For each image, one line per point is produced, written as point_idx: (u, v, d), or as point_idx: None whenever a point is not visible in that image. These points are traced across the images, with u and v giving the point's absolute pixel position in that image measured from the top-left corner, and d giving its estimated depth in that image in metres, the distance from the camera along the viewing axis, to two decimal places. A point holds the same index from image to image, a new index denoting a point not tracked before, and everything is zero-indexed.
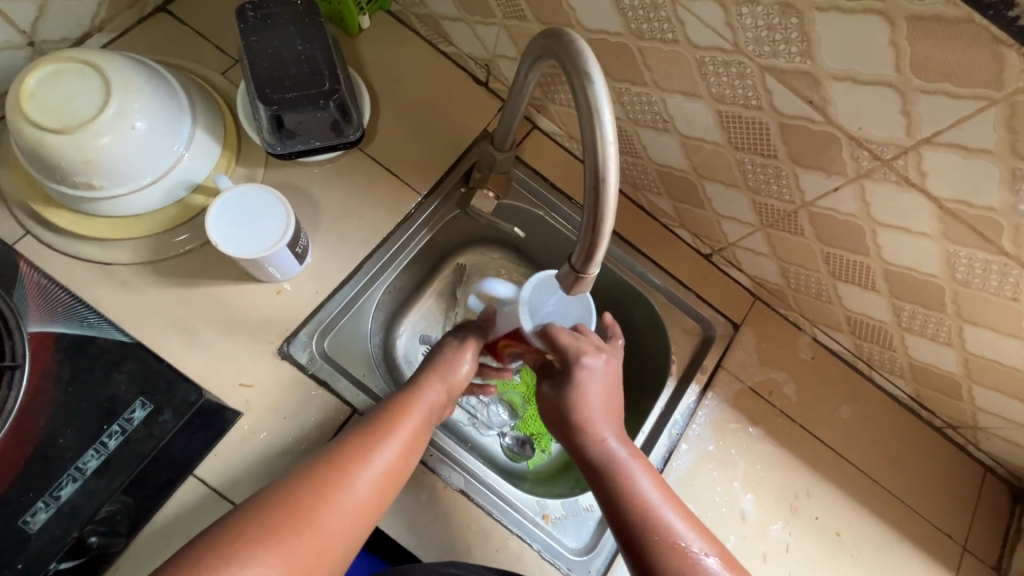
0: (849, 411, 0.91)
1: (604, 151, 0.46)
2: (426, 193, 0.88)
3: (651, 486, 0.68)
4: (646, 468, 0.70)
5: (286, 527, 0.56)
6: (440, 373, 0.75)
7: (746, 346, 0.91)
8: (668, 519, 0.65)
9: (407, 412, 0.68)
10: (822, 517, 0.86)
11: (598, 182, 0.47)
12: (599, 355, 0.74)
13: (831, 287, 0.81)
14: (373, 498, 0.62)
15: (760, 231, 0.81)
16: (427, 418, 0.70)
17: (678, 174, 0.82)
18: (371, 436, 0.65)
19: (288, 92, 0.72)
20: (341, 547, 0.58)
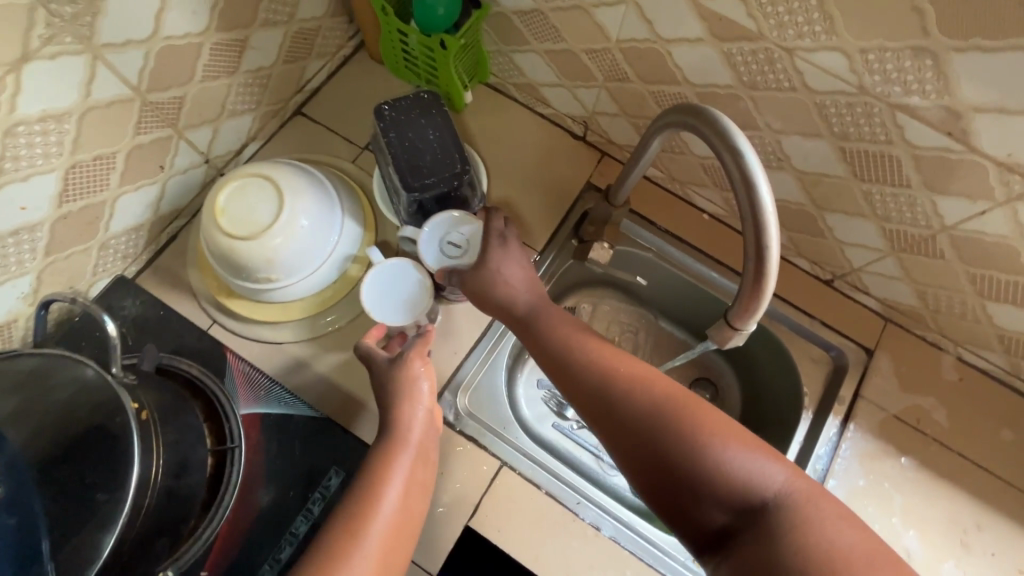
0: (1012, 433, 0.85)
1: (766, 215, 0.49)
2: (541, 250, 0.94)
3: (570, 326, 0.66)
4: (558, 311, 0.68)
5: None
6: (412, 403, 0.67)
7: (882, 373, 0.88)
8: (607, 362, 0.61)
9: (402, 462, 0.63)
10: (999, 552, 0.80)
11: (761, 243, 0.50)
12: (513, 237, 0.76)
13: (979, 306, 0.77)
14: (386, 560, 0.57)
15: (891, 255, 0.79)
16: (414, 459, 0.64)
17: (795, 208, 0.83)
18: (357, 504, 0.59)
19: (426, 178, 0.80)
20: None
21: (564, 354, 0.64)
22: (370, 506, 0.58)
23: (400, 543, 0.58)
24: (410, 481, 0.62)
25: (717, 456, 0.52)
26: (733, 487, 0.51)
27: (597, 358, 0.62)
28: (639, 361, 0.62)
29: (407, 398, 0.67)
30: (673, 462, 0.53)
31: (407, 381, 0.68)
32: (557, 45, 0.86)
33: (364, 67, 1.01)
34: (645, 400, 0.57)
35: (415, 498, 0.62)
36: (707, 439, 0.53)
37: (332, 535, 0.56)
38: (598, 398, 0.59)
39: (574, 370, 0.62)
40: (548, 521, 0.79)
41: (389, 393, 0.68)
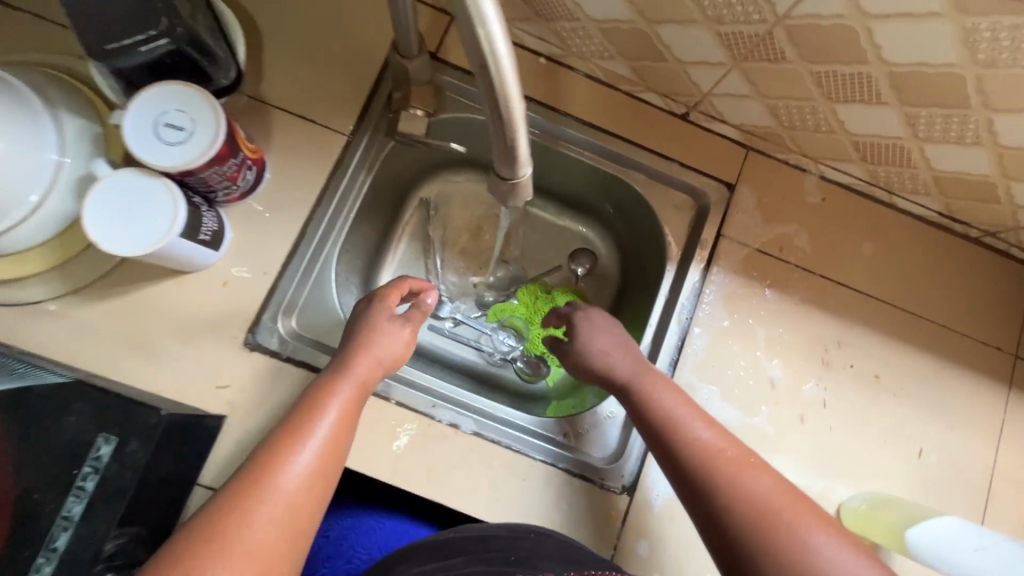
0: (872, 245, 0.83)
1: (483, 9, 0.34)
2: (351, 130, 0.78)
3: (676, 398, 0.67)
4: (663, 383, 0.69)
5: (269, 518, 0.51)
6: (369, 349, 0.66)
7: (745, 207, 0.82)
8: (699, 433, 0.63)
9: (346, 389, 0.62)
10: (858, 363, 0.80)
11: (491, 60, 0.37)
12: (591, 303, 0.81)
13: (830, 113, 0.69)
14: (327, 466, 0.56)
15: (734, 69, 0.68)
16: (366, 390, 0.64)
17: (626, 27, 0.69)
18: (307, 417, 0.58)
19: (120, 40, 0.58)
20: (301, 512, 0.53)
21: (655, 425, 0.65)
22: (312, 414, 0.59)
23: (336, 459, 0.58)
24: (351, 404, 0.61)
25: (790, 529, 0.53)
26: (795, 557, 0.51)
27: (688, 433, 0.63)
28: (726, 434, 0.63)
29: (369, 346, 0.66)
30: (742, 530, 0.55)
31: (369, 332, 0.68)
32: None
33: None
34: (729, 470, 0.58)
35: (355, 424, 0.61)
36: (782, 513, 0.54)
37: (278, 437, 0.56)
38: (681, 463, 0.61)
39: (664, 439, 0.64)
40: (403, 432, 0.73)
41: (347, 347, 0.67)
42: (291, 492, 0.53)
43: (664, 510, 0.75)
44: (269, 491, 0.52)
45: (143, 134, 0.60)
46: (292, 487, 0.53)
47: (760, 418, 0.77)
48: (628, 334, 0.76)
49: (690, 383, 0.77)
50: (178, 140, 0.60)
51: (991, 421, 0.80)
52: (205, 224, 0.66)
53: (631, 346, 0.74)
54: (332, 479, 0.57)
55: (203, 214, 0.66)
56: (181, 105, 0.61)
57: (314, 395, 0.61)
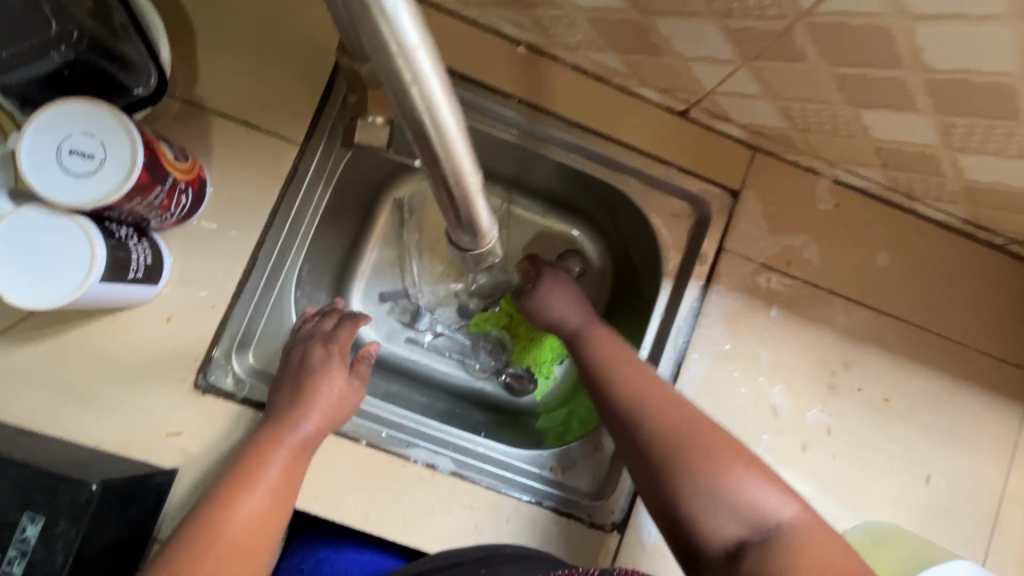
0: (888, 256, 0.75)
1: (442, 127, 0.37)
2: (304, 138, 0.68)
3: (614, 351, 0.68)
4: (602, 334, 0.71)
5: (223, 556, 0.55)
6: (308, 396, 0.64)
7: (750, 216, 0.74)
8: (637, 383, 0.64)
9: (290, 441, 0.61)
10: (867, 386, 0.74)
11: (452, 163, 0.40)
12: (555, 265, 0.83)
13: (852, 118, 0.60)
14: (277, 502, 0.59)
15: (743, 67, 0.58)
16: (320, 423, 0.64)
17: (617, 17, 0.59)
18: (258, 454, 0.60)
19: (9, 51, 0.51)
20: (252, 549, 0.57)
21: (600, 370, 0.66)
22: (250, 467, 0.59)
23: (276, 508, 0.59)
24: (290, 456, 0.61)
25: (714, 468, 0.55)
26: (720, 498, 0.54)
27: (629, 376, 0.65)
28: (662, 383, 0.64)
29: (314, 393, 0.64)
30: (667, 465, 0.57)
31: (314, 371, 0.66)
32: None
33: None
34: (662, 414, 0.60)
35: (296, 470, 0.61)
36: (711, 457, 0.56)
37: (219, 495, 0.58)
38: (618, 413, 0.63)
39: (603, 390, 0.65)
40: (375, 476, 0.67)
41: (290, 391, 0.65)
42: (240, 531, 0.57)
43: (657, 547, 0.70)
44: (214, 549, 0.55)
45: (45, 160, 0.50)
46: (242, 524, 0.57)
47: (760, 448, 0.72)
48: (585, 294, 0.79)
49: None
50: (88, 167, 0.51)
51: (1004, 444, 0.76)
52: (135, 260, 0.58)
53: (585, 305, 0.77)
54: (275, 530, 0.59)
55: (131, 248, 0.57)
56: (90, 124, 0.51)
57: (254, 446, 0.61)
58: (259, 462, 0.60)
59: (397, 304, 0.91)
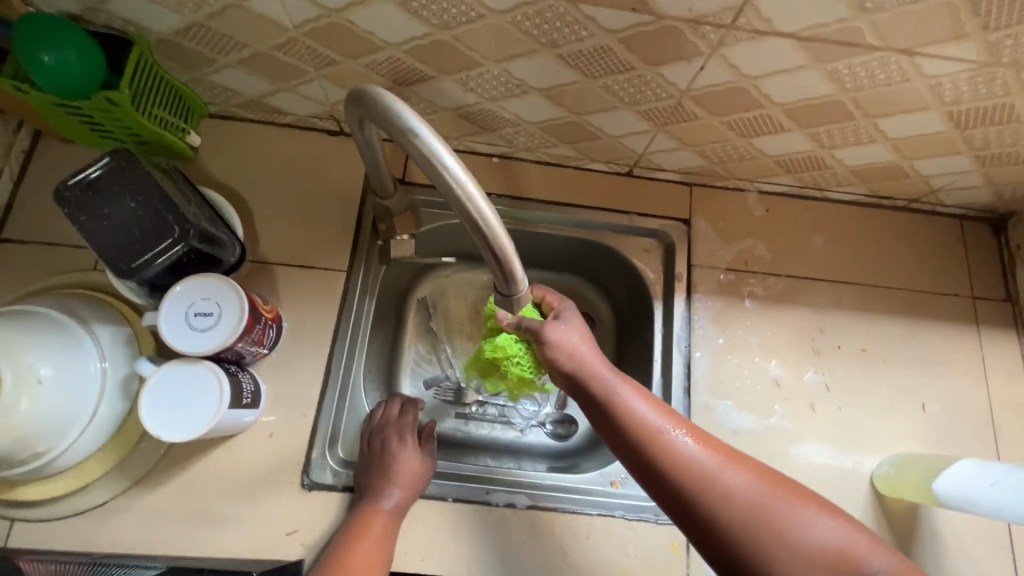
0: (822, 237, 0.94)
1: (468, 193, 0.52)
2: (348, 265, 0.87)
3: (642, 398, 0.62)
4: (625, 381, 0.64)
5: None
6: (390, 476, 0.75)
7: (704, 235, 0.92)
8: (673, 436, 0.59)
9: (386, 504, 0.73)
10: (845, 342, 0.89)
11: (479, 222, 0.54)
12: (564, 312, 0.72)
13: (749, 145, 0.81)
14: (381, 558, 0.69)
15: (659, 132, 0.80)
16: (405, 484, 0.75)
17: (560, 121, 0.80)
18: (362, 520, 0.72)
19: (142, 253, 0.68)
20: None
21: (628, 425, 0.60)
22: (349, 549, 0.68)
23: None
24: (385, 526, 0.72)
25: (755, 508, 0.55)
26: (745, 524, 0.54)
27: (655, 425, 0.60)
28: (687, 420, 0.61)
29: (393, 467, 0.76)
30: (705, 510, 0.56)
31: (386, 457, 0.77)
32: (244, 52, 0.74)
33: (55, 156, 0.84)
34: (693, 457, 0.58)
35: (386, 543, 0.71)
36: (749, 508, 0.55)
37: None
38: (646, 459, 0.59)
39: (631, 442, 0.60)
40: (466, 526, 0.78)
41: (371, 474, 0.76)
42: None
43: None
44: None
45: (175, 328, 0.67)
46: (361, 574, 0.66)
47: (776, 417, 0.84)
48: (592, 338, 0.69)
49: (706, 405, 0.84)
50: (207, 325, 0.68)
51: (973, 361, 0.89)
52: (245, 388, 0.73)
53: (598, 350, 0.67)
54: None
55: (241, 379, 0.73)
56: (208, 291, 0.69)
57: (355, 517, 0.72)
58: (357, 535, 0.70)
59: (442, 387, 1.05)
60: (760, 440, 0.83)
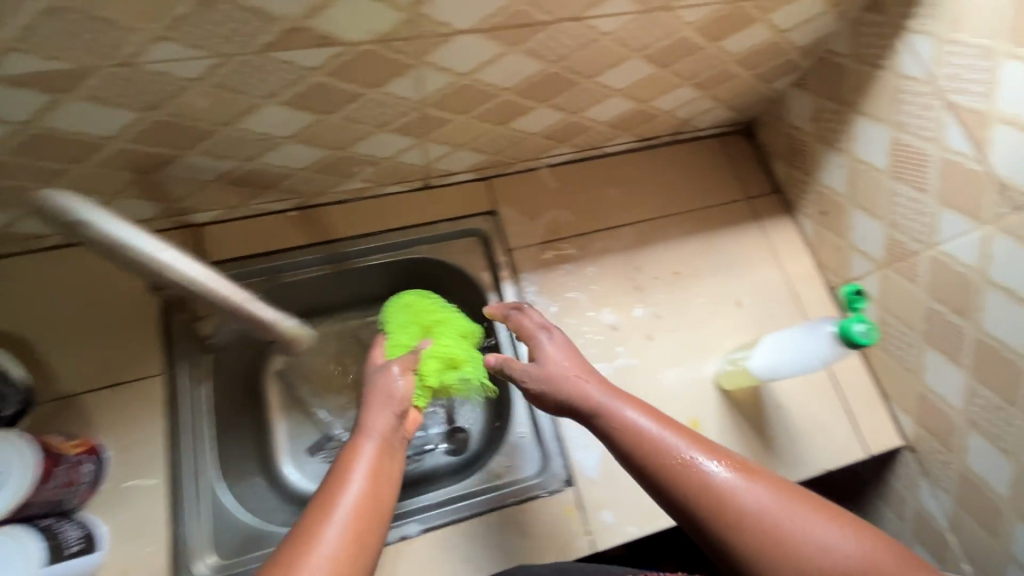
0: (613, 188, 1.03)
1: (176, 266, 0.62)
2: (165, 367, 0.82)
3: (649, 422, 0.60)
4: (632, 400, 0.63)
5: None
6: (373, 401, 0.68)
7: (512, 219, 0.98)
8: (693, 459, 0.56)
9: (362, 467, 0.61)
10: (659, 271, 0.98)
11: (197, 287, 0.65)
12: (547, 328, 0.71)
13: (510, 129, 0.87)
14: (348, 536, 0.55)
15: (424, 142, 0.84)
16: (387, 453, 0.64)
17: (329, 159, 0.82)
18: (327, 494, 0.58)
19: None
20: None
21: (640, 453, 0.58)
22: (330, 499, 0.58)
23: (361, 545, 0.55)
24: (368, 499, 0.59)
25: (774, 526, 0.51)
26: (770, 547, 0.50)
27: (670, 444, 0.57)
28: (702, 440, 0.58)
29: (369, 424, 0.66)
30: (722, 532, 0.52)
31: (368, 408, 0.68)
32: None
33: None
34: (709, 478, 0.54)
35: (382, 487, 0.61)
36: (768, 524, 0.51)
37: (295, 532, 0.55)
38: (660, 481, 0.56)
39: (643, 465, 0.58)
40: None
41: (347, 448, 0.64)
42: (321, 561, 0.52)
43: (604, 475, 0.84)
44: None
45: None
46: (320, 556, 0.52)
47: (622, 358, 0.91)
48: (581, 356, 0.68)
49: None
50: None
51: (764, 251, 1.02)
52: (69, 537, 0.67)
53: (588, 370, 0.66)
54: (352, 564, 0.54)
55: (61, 530, 0.66)
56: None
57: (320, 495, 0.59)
58: (342, 485, 0.59)
59: (326, 448, 1.02)
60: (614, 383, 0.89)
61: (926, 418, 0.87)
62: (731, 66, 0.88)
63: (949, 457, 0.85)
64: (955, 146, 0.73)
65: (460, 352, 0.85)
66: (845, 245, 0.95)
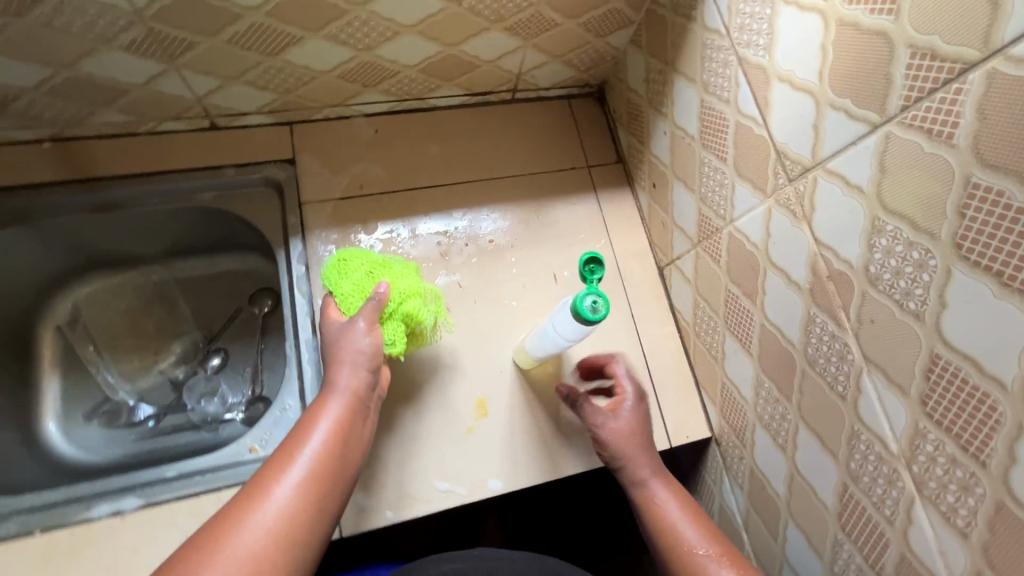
0: (437, 144, 0.93)
1: None
2: None
3: (679, 508, 0.69)
4: (667, 484, 0.72)
5: (250, 546, 0.53)
6: (345, 357, 0.67)
7: (312, 170, 0.88)
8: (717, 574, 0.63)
9: (323, 426, 0.63)
10: (474, 238, 0.89)
11: None
12: (620, 407, 0.76)
13: (287, 64, 0.77)
14: (307, 494, 0.58)
15: (179, 70, 0.74)
16: (354, 409, 0.65)
17: (59, 80, 0.71)
18: (291, 447, 0.61)
19: None
20: (282, 537, 0.55)
21: (669, 543, 0.67)
22: (295, 450, 0.61)
23: (317, 501, 0.59)
24: (336, 459, 0.62)
25: None
26: None
27: (694, 545, 0.66)
28: (737, 562, 0.64)
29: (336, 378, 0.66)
30: None
31: (335, 357, 0.68)
32: None
33: None
34: None
35: (347, 446, 0.63)
36: None
37: (259, 478, 0.59)
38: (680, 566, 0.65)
39: (659, 543, 0.68)
40: (62, 555, 0.66)
41: (316, 400, 0.66)
42: (278, 512, 0.56)
43: (366, 455, 0.76)
44: (234, 539, 0.53)
45: None
46: (278, 510, 0.56)
47: None
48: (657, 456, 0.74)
49: None
50: None
51: (595, 225, 0.94)
52: None
53: (652, 456, 0.73)
54: (312, 518, 0.58)
55: None
56: None
57: (286, 444, 0.62)
58: (306, 437, 0.62)
59: (105, 413, 0.92)
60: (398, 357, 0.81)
61: (726, 410, 0.81)
62: (544, 10, 0.79)
63: (742, 452, 0.79)
64: (745, 108, 0.65)
65: (417, 281, 0.73)
66: (669, 222, 0.88)
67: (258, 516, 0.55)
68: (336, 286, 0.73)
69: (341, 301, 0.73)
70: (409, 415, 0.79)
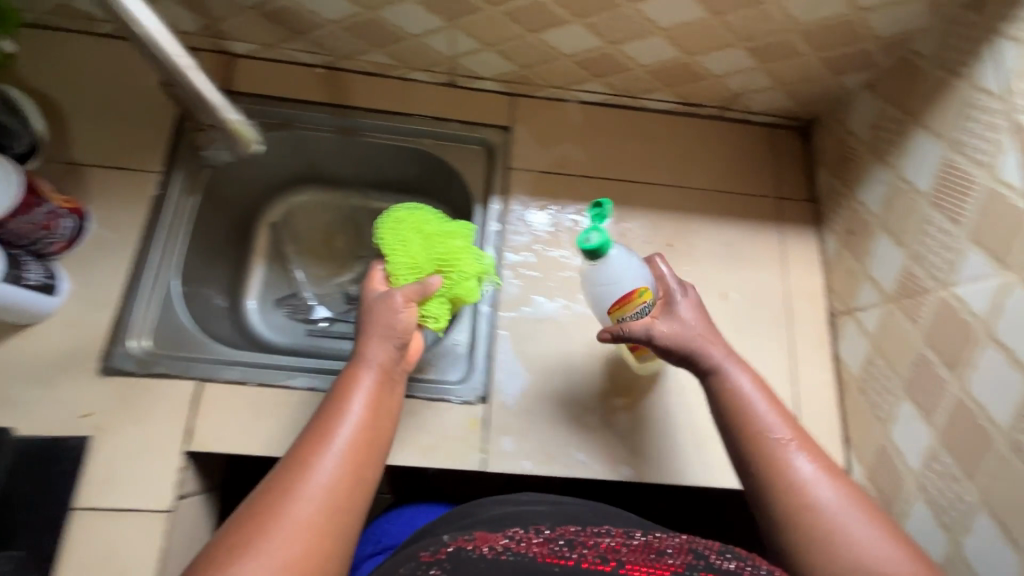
0: (637, 142, 0.98)
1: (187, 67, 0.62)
2: (162, 168, 0.87)
3: (750, 380, 0.66)
4: (742, 368, 0.68)
5: (300, 521, 0.50)
6: (375, 328, 0.65)
7: (523, 141, 0.95)
8: (798, 463, 0.60)
9: (358, 399, 0.60)
10: (653, 236, 0.93)
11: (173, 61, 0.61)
12: (687, 290, 0.72)
13: (542, 43, 0.85)
14: (352, 463, 0.55)
15: (453, 29, 0.83)
16: (386, 380, 0.63)
17: (358, 19, 0.83)
18: (325, 420, 0.58)
19: None
20: (333, 510, 0.52)
21: (740, 425, 0.64)
22: (333, 421, 0.58)
23: (365, 466, 0.56)
24: (376, 427, 0.59)
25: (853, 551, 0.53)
26: (812, 525, 0.56)
27: (766, 428, 0.62)
28: (816, 452, 0.61)
29: (366, 353, 0.64)
30: (781, 512, 0.58)
31: (366, 329, 0.65)
32: None
33: None
34: (805, 479, 0.59)
35: (381, 414, 0.61)
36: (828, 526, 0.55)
37: (293, 458, 0.55)
38: (754, 462, 0.62)
39: (730, 423, 0.65)
40: (266, 408, 0.78)
41: (346, 371, 0.63)
42: (324, 485, 0.53)
43: (517, 406, 0.82)
44: (280, 517, 0.50)
45: None
46: (324, 483, 0.53)
47: (580, 305, 0.88)
48: (715, 328, 0.70)
49: (513, 295, 0.87)
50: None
51: (773, 254, 0.94)
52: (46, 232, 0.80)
53: (714, 337, 0.69)
54: (362, 485, 0.55)
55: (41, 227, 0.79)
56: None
57: (319, 418, 0.59)
58: (344, 408, 0.59)
59: (292, 305, 1.04)
60: (562, 327, 0.86)
61: (877, 472, 0.78)
62: (795, 39, 0.80)
63: None
64: (1006, 176, 0.63)
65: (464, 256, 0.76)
66: (860, 271, 0.86)
67: (302, 492, 0.52)
68: (388, 252, 0.74)
69: (391, 270, 0.74)
70: (559, 381, 0.84)
